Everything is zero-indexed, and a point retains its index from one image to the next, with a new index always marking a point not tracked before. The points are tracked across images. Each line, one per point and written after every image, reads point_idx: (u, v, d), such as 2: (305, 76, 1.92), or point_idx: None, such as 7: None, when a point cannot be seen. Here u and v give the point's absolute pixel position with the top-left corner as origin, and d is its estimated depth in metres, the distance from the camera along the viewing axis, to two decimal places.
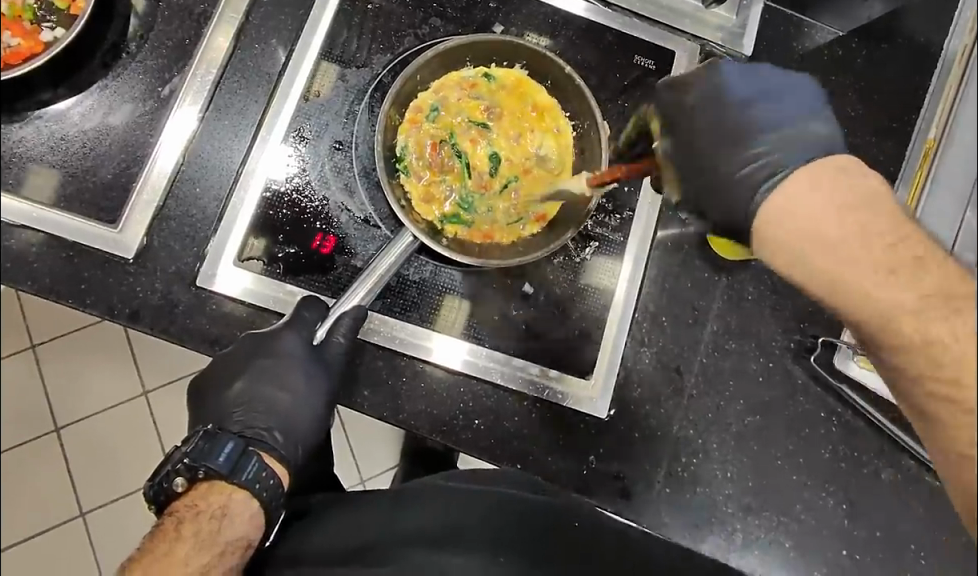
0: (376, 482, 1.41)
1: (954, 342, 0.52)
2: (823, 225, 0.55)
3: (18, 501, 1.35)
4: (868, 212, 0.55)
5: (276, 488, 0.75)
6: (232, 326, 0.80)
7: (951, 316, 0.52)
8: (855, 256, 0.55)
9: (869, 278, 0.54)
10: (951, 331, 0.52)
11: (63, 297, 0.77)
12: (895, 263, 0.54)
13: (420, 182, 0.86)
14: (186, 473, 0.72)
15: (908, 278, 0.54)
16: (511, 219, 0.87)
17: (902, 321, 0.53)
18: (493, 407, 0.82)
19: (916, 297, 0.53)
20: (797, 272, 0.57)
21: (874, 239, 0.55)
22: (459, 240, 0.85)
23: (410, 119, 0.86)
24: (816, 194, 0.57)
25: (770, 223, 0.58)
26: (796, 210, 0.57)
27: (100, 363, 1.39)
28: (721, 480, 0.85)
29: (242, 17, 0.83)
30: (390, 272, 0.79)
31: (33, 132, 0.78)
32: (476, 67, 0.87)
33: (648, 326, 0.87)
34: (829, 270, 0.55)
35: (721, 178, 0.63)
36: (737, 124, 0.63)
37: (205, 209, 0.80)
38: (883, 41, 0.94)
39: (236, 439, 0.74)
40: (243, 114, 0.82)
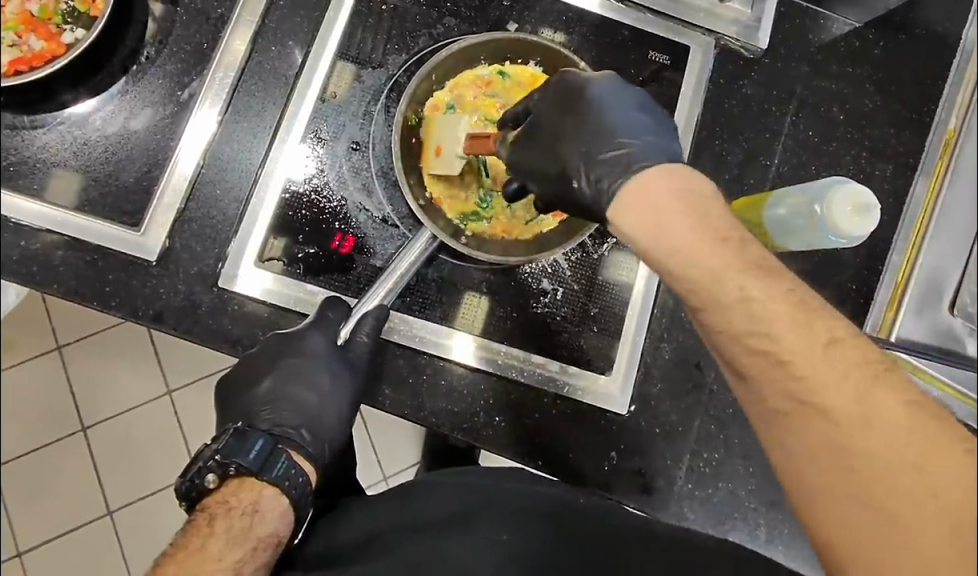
0: (399, 479, 1.42)
1: (767, 301, 0.56)
2: (663, 214, 0.59)
3: (47, 501, 1.37)
4: (702, 201, 0.60)
5: (304, 486, 0.76)
6: (254, 327, 0.80)
7: (770, 283, 0.57)
8: (690, 231, 0.58)
9: (705, 251, 0.58)
10: (760, 287, 0.57)
11: (87, 300, 0.78)
12: (726, 234, 0.59)
13: (438, 181, 0.87)
14: (217, 470, 0.73)
15: (730, 250, 0.58)
16: (527, 214, 0.87)
17: (727, 282, 0.57)
18: (513, 404, 0.83)
19: (737, 265, 0.57)
20: (643, 246, 0.60)
21: (708, 220, 0.59)
22: (480, 238, 0.86)
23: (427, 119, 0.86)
24: (660, 183, 0.61)
25: (628, 202, 0.62)
26: (646, 196, 0.61)
27: (125, 364, 1.41)
28: (743, 475, 0.85)
29: (258, 20, 0.84)
30: (409, 272, 0.79)
31: (55, 138, 0.80)
32: (489, 65, 0.87)
33: (666, 321, 0.87)
34: (668, 245, 0.59)
35: (591, 164, 0.67)
36: (613, 126, 0.67)
37: (224, 211, 0.81)
38: (900, 31, 0.94)
39: (266, 437, 0.75)
40: (261, 117, 0.83)
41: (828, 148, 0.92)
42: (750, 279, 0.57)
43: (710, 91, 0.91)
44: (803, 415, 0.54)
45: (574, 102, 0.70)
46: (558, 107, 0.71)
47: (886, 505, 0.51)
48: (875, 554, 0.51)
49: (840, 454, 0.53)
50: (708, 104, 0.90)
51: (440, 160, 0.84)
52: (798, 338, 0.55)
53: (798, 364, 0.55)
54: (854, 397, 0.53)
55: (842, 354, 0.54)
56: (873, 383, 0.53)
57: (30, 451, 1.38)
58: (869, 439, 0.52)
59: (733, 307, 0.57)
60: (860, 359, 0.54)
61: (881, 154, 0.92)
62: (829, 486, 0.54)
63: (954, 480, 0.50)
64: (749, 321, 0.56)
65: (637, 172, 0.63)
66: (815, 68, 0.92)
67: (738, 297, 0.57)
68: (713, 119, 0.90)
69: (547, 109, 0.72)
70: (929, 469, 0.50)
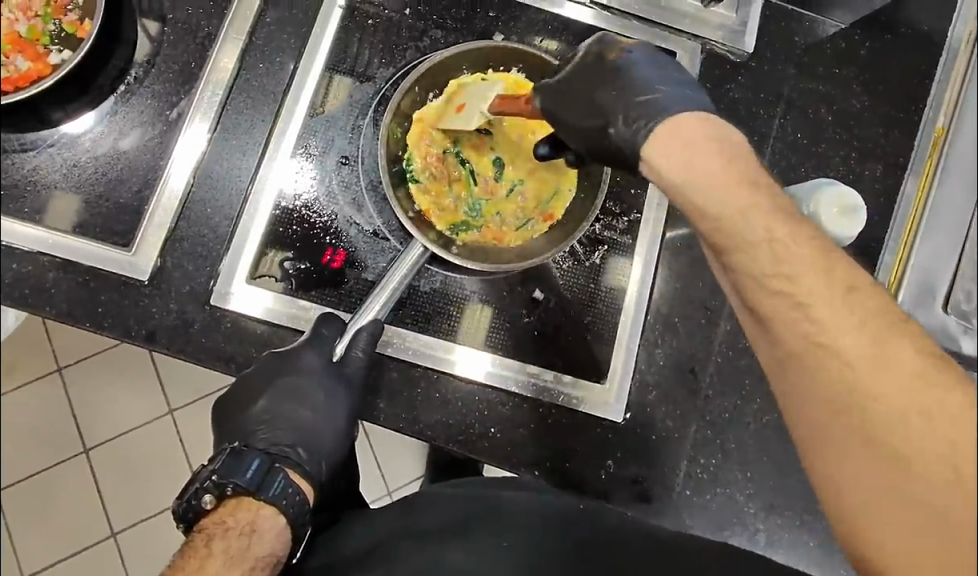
0: (403, 493, 1.42)
1: (793, 244, 0.57)
2: (697, 153, 0.61)
3: (50, 524, 1.37)
4: (732, 149, 0.61)
5: (301, 504, 0.75)
6: (247, 344, 0.80)
7: (796, 230, 0.58)
8: (721, 172, 0.60)
9: (733, 192, 0.59)
10: (791, 234, 0.57)
11: (80, 321, 0.78)
12: (755, 179, 0.60)
13: (428, 192, 0.87)
14: (214, 490, 0.73)
15: (758, 193, 0.59)
16: (518, 221, 0.88)
17: (754, 222, 0.58)
18: (508, 414, 0.83)
19: (773, 211, 0.59)
20: (679, 180, 0.61)
21: (738, 167, 0.60)
22: (472, 245, 0.86)
23: (417, 131, 0.87)
24: (694, 129, 0.62)
25: (663, 141, 0.63)
26: (681, 137, 0.62)
27: (125, 384, 1.41)
28: (742, 479, 0.85)
29: (245, 37, 0.84)
30: (402, 285, 0.79)
31: (45, 160, 0.80)
32: (473, 73, 0.87)
33: (660, 327, 0.87)
34: (698, 181, 0.60)
35: (624, 105, 0.67)
36: (646, 79, 0.68)
37: (215, 228, 0.81)
38: (887, 31, 0.94)
39: (262, 456, 0.75)
40: (250, 134, 0.83)
41: (817, 149, 0.92)
42: (776, 220, 0.58)
43: None
44: (812, 354, 0.54)
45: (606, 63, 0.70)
46: (589, 60, 0.71)
47: (896, 452, 0.50)
48: (869, 493, 0.51)
49: (842, 392, 0.52)
50: None
51: (458, 117, 0.85)
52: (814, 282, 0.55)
53: (816, 304, 0.54)
54: (868, 341, 0.52)
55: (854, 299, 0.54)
56: (889, 331, 0.53)
57: (32, 474, 1.38)
58: (881, 395, 0.51)
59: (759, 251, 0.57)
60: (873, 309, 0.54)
61: (869, 153, 0.92)
62: (827, 424, 0.53)
63: (954, 429, 0.49)
64: (773, 262, 0.57)
65: (671, 117, 0.64)
66: (801, 71, 0.93)
67: (763, 237, 0.57)
68: None
69: (572, 69, 0.71)
70: (940, 418, 0.49)
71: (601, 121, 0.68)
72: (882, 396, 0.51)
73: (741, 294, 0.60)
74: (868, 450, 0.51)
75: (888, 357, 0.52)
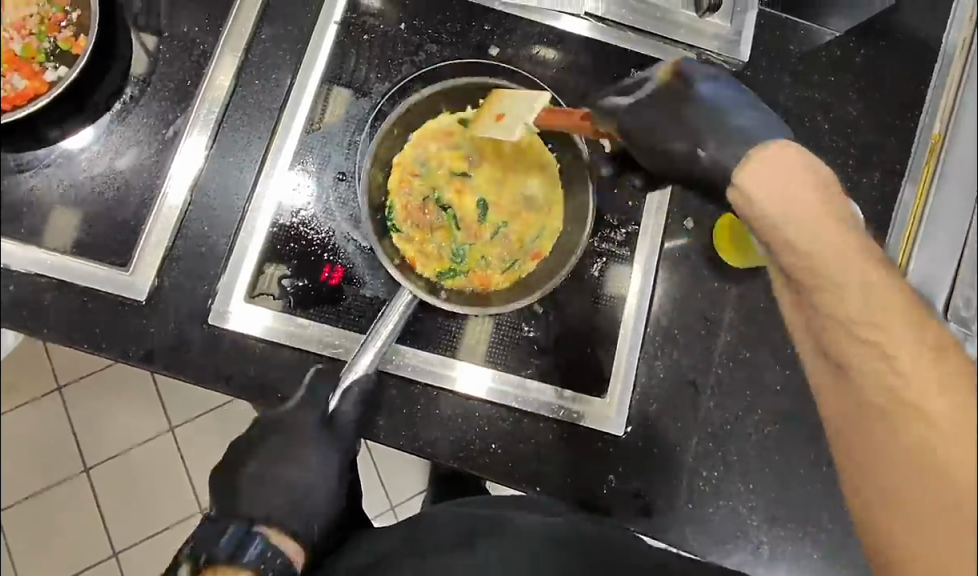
0: (406, 508, 1.41)
1: (875, 272, 0.53)
2: (792, 187, 0.56)
3: (52, 545, 1.36)
4: (827, 188, 0.56)
5: (284, 568, 0.72)
6: (245, 361, 0.79)
7: (880, 261, 0.54)
8: (819, 211, 0.55)
9: (832, 235, 0.54)
10: (882, 272, 0.53)
11: (77, 342, 0.77)
12: (849, 223, 0.56)
13: (411, 242, 0.86)
14: (191, 565, 0.71)
15: (855, 237, 0.55)
16: (504, 262, 0.87)
17: (844, 259, 0.53)
18: (509, 429, 0.82)
19: (865, 249, 0.54)
20: (771, 214, 0.56)
21: (833, 207, 0.56)
22: (458, 292, 0.85)
23: (397, 181, 0.86)
24: (785, 160, 0.57)
25: (755, 171, 0.58)
26: (771, 168, 0.57)
27: (125, 402, 1.41)
28: (744, 492, 0.84)
29: (240, 55, 0.84)
30: (408, 305, 0.78)
31: (42, 181, 0.79)
32: (450, 113, 0.86)
33: (660, 339, 0.87)
34: (793, 216, 0.55)
35: (716, 132, 0.63)
36: (728, 107, 0.65)
37: (213, 246, 0.81)
38: (881, 39, 0.94)
39: (238, 525, 0.74)
40: (246, 152, 0.83)
41: None
42: (872, 265, 0.53)
43: None
44: (867, 364, 0.52)
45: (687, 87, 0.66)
46: (672, 85, 0.67)
47: (946, 475, 0.48)
48: (917, 509, 0.49)
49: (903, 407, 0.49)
50: None
51: (498, 126, 0.81)
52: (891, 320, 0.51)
53: (886, 318, 0.51)
54: (932, 361, 0.49)
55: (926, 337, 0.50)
56: (951, 351, 0.50)
57: (33, 494, 1.38)
58: (937, 411, 0.48)
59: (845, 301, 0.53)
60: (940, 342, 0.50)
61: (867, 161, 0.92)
62: (881, 436, 0.51)
63: None
64: (855, 290, 0.52)
65: (762, 147, 0.59)
66: (797, 79, 0.93)
67: (852, 269, 0.53)
68: None
69: (656, 92, 0.67)
70: None
71: (692, 145, 0.64)
72: (938, 415, 0.48)
73: (813, 317, 0.56)
74: (917, 466, 0.49)
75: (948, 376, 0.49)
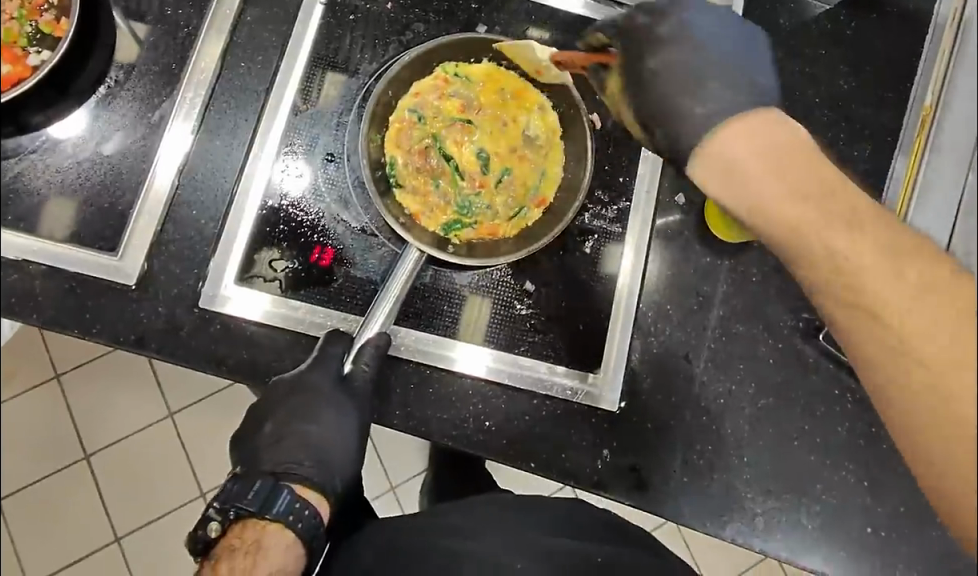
0: (406, 492, 1.41)
1: (853, 247, 0.54)
2: (751, 172, 0.58)
3: (52, 532, 1.36)
4: (788, 154, 0.58)
5: (311, 518, 0.75)
6: (237, 344, 0.79)
7: (847, 220, 0.55)
8: (780, 186, 0.57)
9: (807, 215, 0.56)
10: (854, 238, 0.54)
11: (68, 327, 0.77)
12: (817, 186, 0.57)
13: (414, 194, 0.87)
14: (219, 517, 0.74)
15: (819, 202, 0.56)
16: (510, 210, 0.88)
17: (827, 240, 0.55)
18: (504, 407, 0.82)
19: (842, 221, 0.55)
20: (747, 205, 0.59)
21: (806, 177, 0.57)
22: (467, 243, 0.86)
23: (397, 130, 0.87)
24: (741, 140, 0.60)
25: (716, 158, 0.61)
26: (733, 156, 0.60)
27: (122, 389, 1.41)
28: (738, 465, 0.84)
29: (225, 37, 0.83)
30: (409, 280, 0.80)
31: (28, 166, 0.79)
32: (444, 65, 0.87)
33: (653, 314, 0.86)
34: (760, 205, 0.58)
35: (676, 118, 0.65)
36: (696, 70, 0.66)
37: (202, 229, 0.80)
38: (871, 11, 0.94)
39: (264, 478, 0.74)
40: (233, 134, 0.82)
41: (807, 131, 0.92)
42: (862, 239, 0.54)
43: None
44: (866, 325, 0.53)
45: (659, 21, 0.68)
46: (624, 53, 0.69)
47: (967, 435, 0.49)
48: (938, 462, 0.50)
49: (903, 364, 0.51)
50: None
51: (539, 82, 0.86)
52: (849, 242, 0.54)
53: (868, 282, 0.53)
54: (932, 310, 0.51)
55: (879, 240, 0.54)
56: (955, 300, 0.51)
57: (33, 483, 1.38)
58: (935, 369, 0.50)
59: (820, 255, 0.55)
60: (888, 236, 0.54)
61: (858, 134, 0.92)
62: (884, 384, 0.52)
63: None
64: (829, 262, 0.55)
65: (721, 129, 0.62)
66: (788, 53, 0.92)
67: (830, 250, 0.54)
68: None
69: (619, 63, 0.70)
70: None
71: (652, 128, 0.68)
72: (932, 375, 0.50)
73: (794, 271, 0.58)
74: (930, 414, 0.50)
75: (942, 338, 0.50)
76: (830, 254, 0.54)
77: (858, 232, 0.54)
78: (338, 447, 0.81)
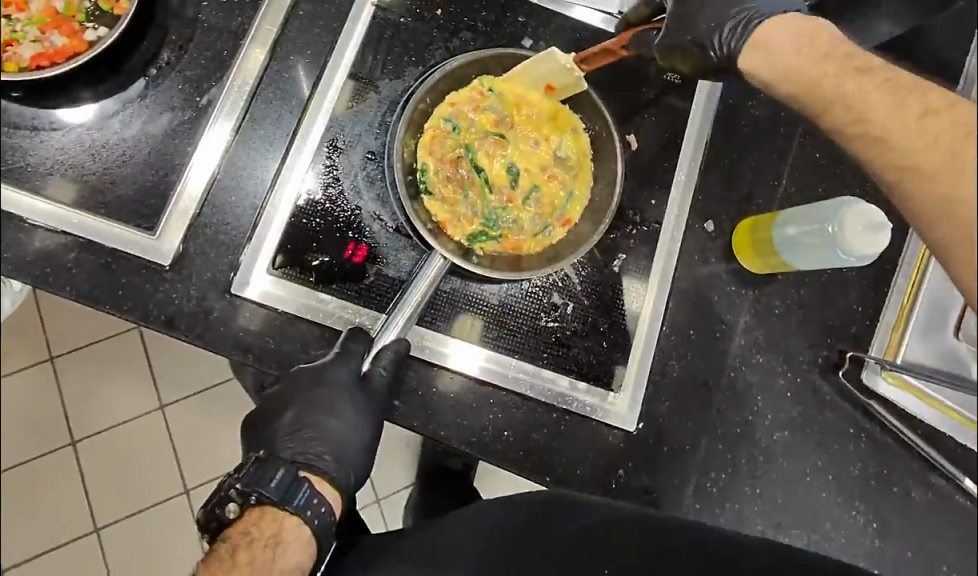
0: (391, 505, 1.41)
1: (863, 91, 0.59)
2: (783, 56, 0.65)
3: (43, 513, 1.35)
4: (816, 39, 0.63)
5: (326, 515, 0.75)
6: (264, 333, 0.79)
7: (863, 77, 0.60)
8: (800, 55, 0.63)
9: (828, 74, 0.61)
10: (859, 84, 0.60)
11: (101, 303, 0.77)
12: (838, 52, 0.62)
13: (443, 202, 0.86)
14: (239, 499, 0.73)
15: (836, 61, 0.62)
16: (536, 227, 0.87)
17: (844, 86, 0.60)
18: (522, 418, 0.83)
19: (855, 78, 0.60)
20: (780, 80, 0.65)
21: (827, 50, 0.63)
22: (490, 256, 0.86)
23: (430, 137, 0.86)
24: (777, 32, 0.66)
25: (758, 49, 0.67)
26: (770, 46, 0.66)
27: (126, 374, 1.40)
28: (750, 495, 0.85)
29: (277, 30, 0.85)
30: (429, 291, 0.79)
31: (74, 139, 0.79)
32: (480, 79, 0.87)
33: (675, 338, 0.87)
34: (790, 79, 0.64)
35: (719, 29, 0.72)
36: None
37: (240, 218, 0.81)
38: (906, 57, 0.95)
39: (287, 467, 0.74)
40: (278, 125, 0.83)
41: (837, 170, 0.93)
42: (864, 80, 0.60)
43: (722, 111, 0.92)
44: (877, 153, 0.58)
45: None
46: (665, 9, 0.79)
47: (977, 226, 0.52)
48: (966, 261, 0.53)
49: (907, 171, 0.56)
50: (719, 123, 0.92)
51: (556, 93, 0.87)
52: (857, 84, 0.60)
53: (876, 119, 0.58)
54: (916, 124, 0.56)
55: (885, 80, 0.59)
56: (943, 114, 0.56)
57: (28, 460, 1.37)
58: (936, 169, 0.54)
59: (833, 101, 0.61)
60: (892, 80, 0.59)
61: None
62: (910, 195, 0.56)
63: None
64: (846, 111, 0.60)
65: (758, 27, 0.68)
66: None
67: (839, 95, 0.60)
68: (721, 141, 0.92)
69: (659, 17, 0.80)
70: None
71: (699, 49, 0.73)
72: (946, 172, 0.54)
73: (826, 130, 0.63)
74: (943, 209, 0.54)
75: (929, 133, 0.55)
76: (841, 95, 0.60)
77: (866, 77, 0.60)
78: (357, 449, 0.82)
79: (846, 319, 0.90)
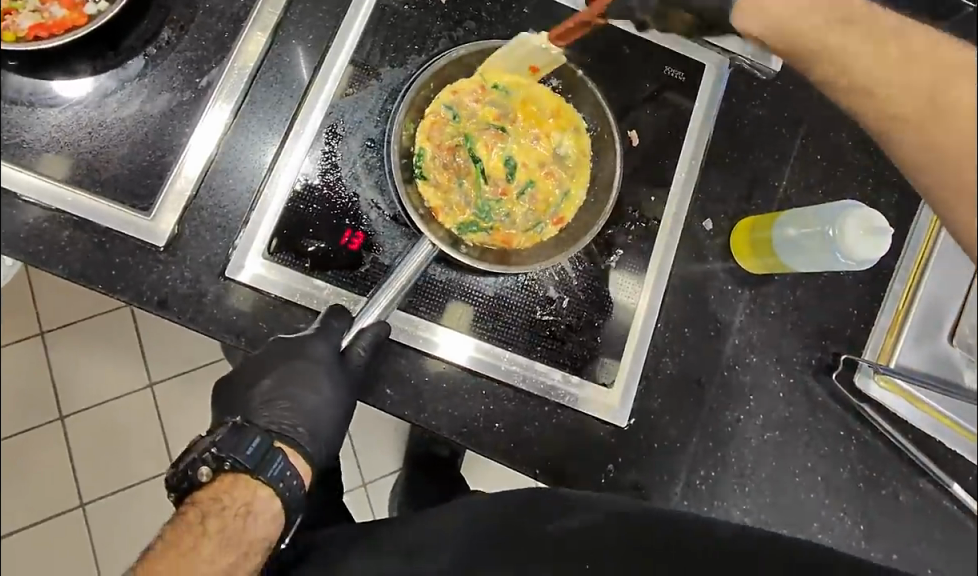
0: (377, 489, 1.40)
1: (845, 41, 0.60)
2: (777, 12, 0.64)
3: (28, 488, 1.35)
4: None
5: (297, 488, 0.75)
6: (257, 318, 0.79)
7: (846, 28, 0.60)
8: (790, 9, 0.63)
9: (814, 27, 0.61)
10: (843, 35, 0.60)
11: (94, 283, 0.77)
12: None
13: (437, 189, 0.85)
14: (212, 463, 0.72)
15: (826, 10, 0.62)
16: (528, 223, 0.87)
17: (828, 38, 0.61)
18: (513, 410, 0.82)
19: (840, 29, 0.61)
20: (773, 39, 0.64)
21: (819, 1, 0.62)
22: (478, 247, 0.84)
23: (429, 123, 0.85)
24: None
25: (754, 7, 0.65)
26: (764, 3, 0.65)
27: (116, 352, 1.40)
28: (738, 494, 0.85)
29: (279, 13, 0.84)
30: (413, 277, 0.79)
31: (71, 117, 0.78)
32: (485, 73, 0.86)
33: (669, 336, 0.87)
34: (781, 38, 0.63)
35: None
36: None
37: (236, 201, 0.80)
38: None
39: (263, 436, 0.74)
40: (277, 109, 0.82)
41: (835, 172, 0.93)
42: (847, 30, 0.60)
43: (724, 109, 0.92)
44: (863, 105, 0.59)
45: None
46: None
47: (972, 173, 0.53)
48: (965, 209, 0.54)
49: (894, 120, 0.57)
50: (720, 122, 0.91)
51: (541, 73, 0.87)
52: (841, 35, 0.60)
53: (857, 71, 0.59)
54: (899, 68, 0.57)
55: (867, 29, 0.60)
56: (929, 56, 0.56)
57: (14, 435, 1.36)
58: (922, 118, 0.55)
59: (820, 54, 0.61)
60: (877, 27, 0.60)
61: (884, 181, 0.94)
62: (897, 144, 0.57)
63: None
64: (829, 65, 0.61)
65: None
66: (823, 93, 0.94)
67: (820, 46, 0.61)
68: (722, 139, 0.91)
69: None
70: None
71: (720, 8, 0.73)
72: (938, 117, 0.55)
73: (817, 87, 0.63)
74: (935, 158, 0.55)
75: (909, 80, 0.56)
76: (824, 47, 0.61)
77: (851, 26, 0.60)
78: (330, 423, 0.81)
79: (840, 322, 0.90)
